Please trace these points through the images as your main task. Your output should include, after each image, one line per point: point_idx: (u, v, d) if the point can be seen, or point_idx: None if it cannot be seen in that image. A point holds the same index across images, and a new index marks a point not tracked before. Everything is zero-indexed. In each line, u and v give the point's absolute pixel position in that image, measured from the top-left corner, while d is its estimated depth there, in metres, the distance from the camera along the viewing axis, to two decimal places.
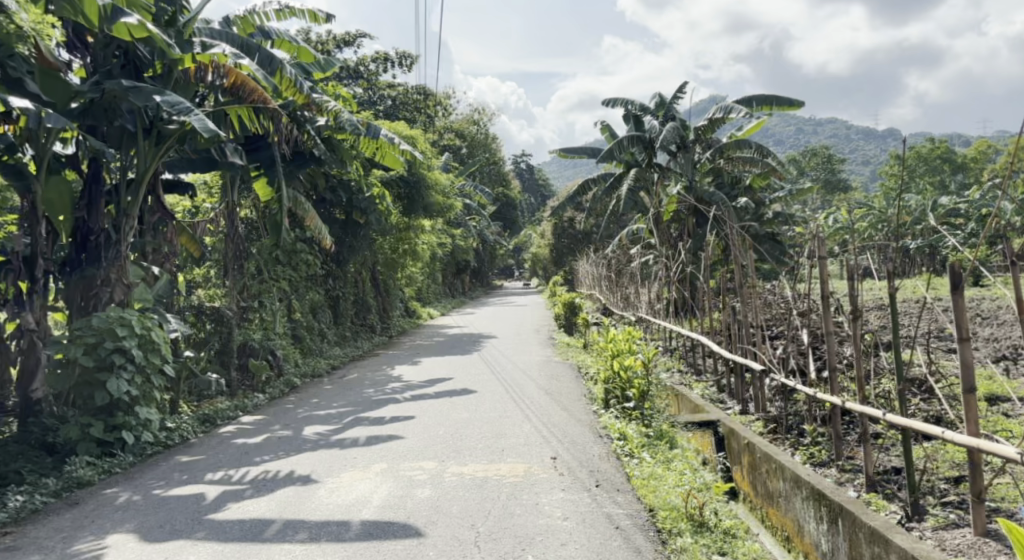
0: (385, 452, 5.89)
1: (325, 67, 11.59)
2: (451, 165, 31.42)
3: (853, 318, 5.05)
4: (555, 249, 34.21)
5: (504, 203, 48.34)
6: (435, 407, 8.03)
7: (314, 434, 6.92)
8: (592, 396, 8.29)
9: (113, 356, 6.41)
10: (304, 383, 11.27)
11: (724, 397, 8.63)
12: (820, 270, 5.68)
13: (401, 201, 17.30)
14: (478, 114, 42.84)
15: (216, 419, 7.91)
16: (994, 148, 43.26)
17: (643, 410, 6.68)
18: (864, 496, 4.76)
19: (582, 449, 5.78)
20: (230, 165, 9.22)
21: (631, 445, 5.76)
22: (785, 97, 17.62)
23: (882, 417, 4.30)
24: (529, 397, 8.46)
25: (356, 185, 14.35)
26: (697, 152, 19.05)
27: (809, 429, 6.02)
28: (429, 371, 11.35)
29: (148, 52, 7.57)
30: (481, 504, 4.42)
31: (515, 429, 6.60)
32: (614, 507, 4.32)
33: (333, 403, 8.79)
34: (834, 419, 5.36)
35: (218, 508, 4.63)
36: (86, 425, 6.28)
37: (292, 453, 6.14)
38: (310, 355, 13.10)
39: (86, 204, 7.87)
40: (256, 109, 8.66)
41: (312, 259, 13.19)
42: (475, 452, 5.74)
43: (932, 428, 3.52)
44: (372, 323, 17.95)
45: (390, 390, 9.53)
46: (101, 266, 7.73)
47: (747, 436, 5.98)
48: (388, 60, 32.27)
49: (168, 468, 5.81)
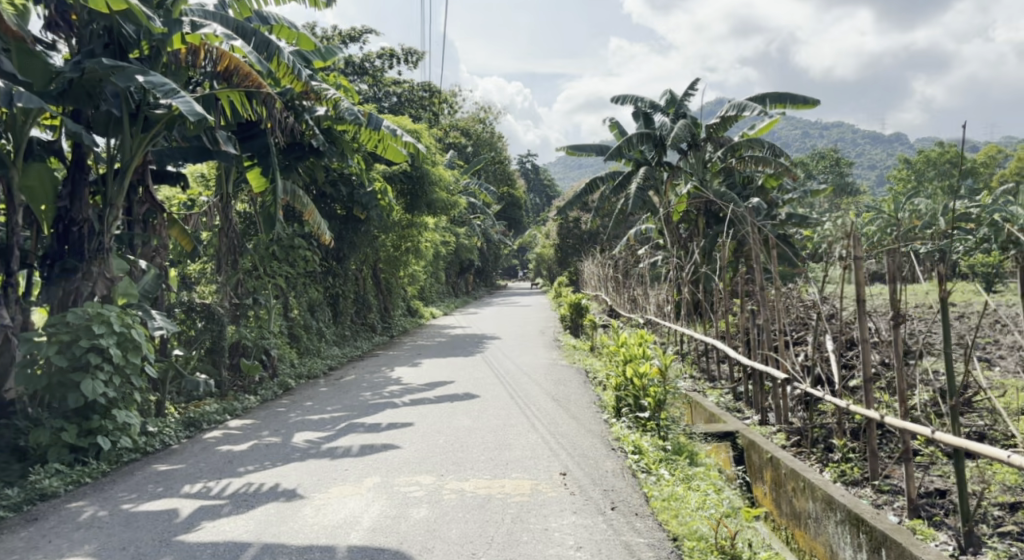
0: (379, 465, 5.42)
1: (324, 55, 11.12)
2: (456, 163, 30.98)
3: (894, 324, 4.54)
4: (560, 249, 33.75)
5: (510, 203, 47.81)
6: (436, 412, 7.57)
7: (304, 442, 6.43)
8: (602, 403, 7.81)
9: (88, 355, 5.96)
10: (299, 384, 10.82)
11: (741, 406, 8.14)
12: (854, 271, 5.18)
13: (403, 197, 16.84)
14: (483, 113, 42.54)
15: (202, 423, 7.46)
16: (1004, 153, 42.63)
17: (658, 421, 6.18)
18: (908, 523, 4.23)
19: (594, 463, 5.30)
20: (223, 155, 8.76)
21: (648, 460, 5.28)
22: (799, 95, 17.13)
23: (931, 434, 3.79)
24: (535, 403, 7.99)
25: (357, 179, 13.88)
26: (708, 151, 18.55)
27: (839, 444, 5.50)
28: (429, 372, 10.89)
29: (134, 32, 7.14)
30: (482, 529, 3.94)
31: (521, 440, 6.13)
32: (633, 535, 3.83)
33: (326, 407, 8.32)
34: (870, 434, 4.83)
35: (190, 528, 4.16)
36: (58, 429, 5.84)
37: (280, 463, 5.66)
38: (308, 355, 12.66)
39: (69, 192, 7.34)
40: (249, 93, 8.17)
41: (310, 256, 12.76)
42: (478, 465, 5.27)
43: (994, 452, 2.98)
44: (372, 322, 17.48)
45: (388, 394, 9.04)
46: (82, 259, 7.25)
47: (770, 449, 5.49)
48: (394, 56, 32.05)
49: (144, 479, 5.34)
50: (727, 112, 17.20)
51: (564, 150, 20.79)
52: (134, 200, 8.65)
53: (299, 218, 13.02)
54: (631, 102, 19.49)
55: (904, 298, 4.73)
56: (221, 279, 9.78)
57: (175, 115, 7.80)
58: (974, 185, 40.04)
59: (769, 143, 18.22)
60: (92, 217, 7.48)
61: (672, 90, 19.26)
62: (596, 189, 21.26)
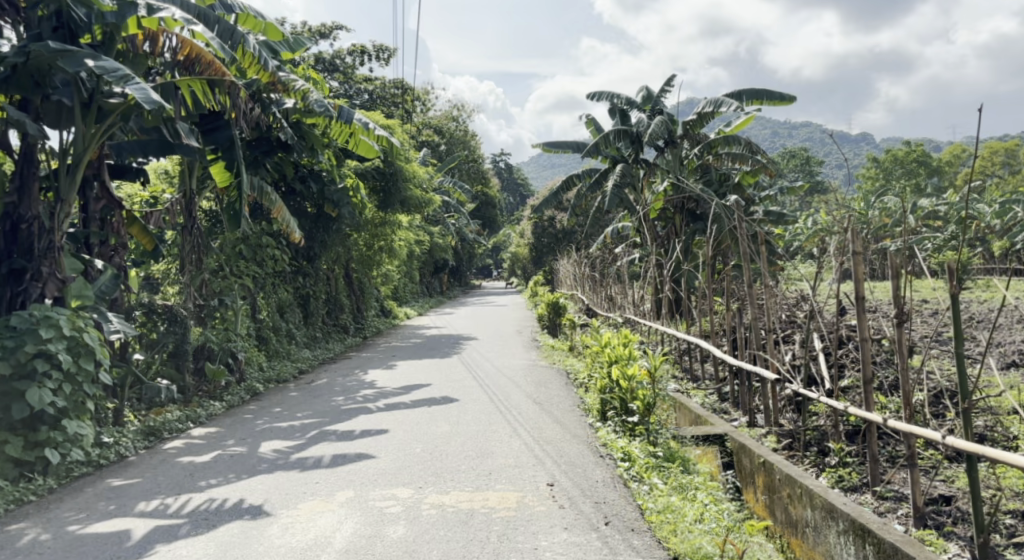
0: (353, 477, 5.06)
1: (293, 46, 10.70)
2: (430, 161, 30.61)
3: (898, 323, 4.32)
4: (536, 247, 33.45)
5: (483, 202, 47.50)
6: (413, 418, 7.21)
7: (272, 452, 6.01)
8: (585, 406, 7.53)
9: (34, 362, 5.49)
10: (269, 389, 10.36)
11: (727, 407, 7.93)
12: (853, 268, 4.97)
13: (376, 194, 16.39)
14: (456, 111, 42.16)
15: (162, 432, 6.99)
16: (967, 152, 43.47)
17: (648, 426, 5.92)
18: (915, 533, 4.00)
19: (582, 473, 5.00)
20: (185, 148, 8.28)
21: (638, 467, 5.01)
22: (775, 91, 17.08)
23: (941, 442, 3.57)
24: (516, 406, 7.68)
25: (328, 176, 13.40)
26: (685, 147, 18.40)
27: (837, 449, 5.32)
28: (405, 375, 10.52)
29: (85, 15, 6.66)
30: (466, 550, 3.60)
31: (503, 447, 5.82)
32: (631, 554, 3.54)
33: (296, 412, 7.91)
34: (870, 438, 4.62)
35: (142, 553, 3.76)
36: (1, 442, 5.34)
37: (246, 476, 5.26)
38: (277, 358, 12.18)
39: (16, 187, 6.75)
40: (211, 82, 7.74)
41: (279, 255, 12.27)
42: (459, 476, 4.94)
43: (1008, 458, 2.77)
44: (345, 323, 17.00)
45: (362, 398, 8.64)
46: (31, 259, 6.70)
47: (763, 453, 5.26)
48: (365, 52, 31.58)
49: (94, 496, 4.89)
50: (703, 108, 17.23)
51: (540, 147, 20.52)
52: (89, 196, 8.14)
53: (267, 216, 12.53)
54: (608, 98, 19.30)
55: (906, 295, 4.52)
56: (186, 277, 9.27)
57: (132, 104, 7.27)
58: (939, 185, 40.76)
59: (745, 140, 17.93)
60: (43, 214, 6.90)
61: (648, 86, 19.12)
62: (573, 187, 21.04)
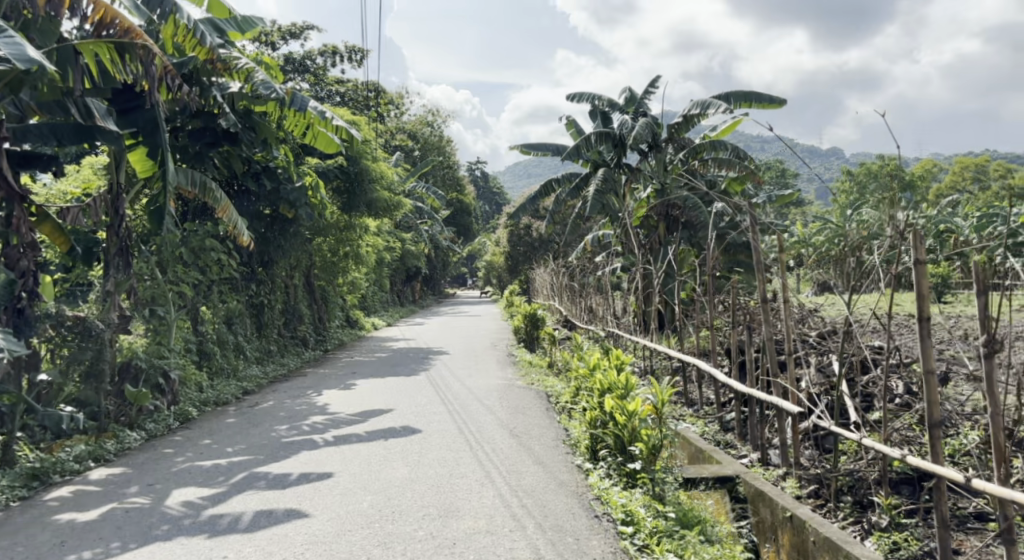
0: (272, 548, 3.85)
1: (242, 26, 9.46)
2: (403, 165, 29.28)
3: (987, 356, 3.27)
4: (511, 256, 32.27)
5: (458, 209, 46.42)
6: (365, 456, 5.97)
7: (180, 506, 4.73)
8: (572, 441, 6.40)
9: None
10: (204, 413, 9.00)
11: (732, 440, 6.86)
12: (916, 287, 3.90)
13: (340, 195, 15.17)
14: (431, 116, 41.13)
15: (51, 476, 5.64)
16: (938, 167, 43.63)
17: (652, 474, 4.80)
18: None
19: (575, 544, 3.89)
20: (99, 130, 6.93)
21: (646, 536, 3.92)
22: (765, 94, 16.22)
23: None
24: (490, 441, 6.50)
25: (285, 173, 12.12)
26: (670, 152, 17.43)
27: (887, 505, 4.32)
28: (363, 398, 9.27)
29: None
30: None
31: (473, 500, 4.68)
32: None
33: (227, 447, 6.62)
34: (942, 499, 3.53)
35: None
36: None
37: (134, 545, 3.97)
38: (220, 376, 10.79)
39: None
40: (121, 46, 6.50)
41: (224, 259, 10.94)
42: (414, 549, 3.78)
43: None
44: (304, 335, 15.65)
45: (309, 428, 7.38)
46: None
47: (790, 505, 4.15)
48: (337, 53, 30.38)
49: None
50: (690, 111, 16.27)
51: (517, 148, 19.48)
52: None
53: (212, 217, 11.21)
54: (588, 99, 18.38)
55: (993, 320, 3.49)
56: (109, 284, 7.84)
57: (23, 73, 5.99)
58: (911, 199, 40.70)
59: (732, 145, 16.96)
60: None
61: (632, 87, 18.19)
62: (551, 194, 19.94)
